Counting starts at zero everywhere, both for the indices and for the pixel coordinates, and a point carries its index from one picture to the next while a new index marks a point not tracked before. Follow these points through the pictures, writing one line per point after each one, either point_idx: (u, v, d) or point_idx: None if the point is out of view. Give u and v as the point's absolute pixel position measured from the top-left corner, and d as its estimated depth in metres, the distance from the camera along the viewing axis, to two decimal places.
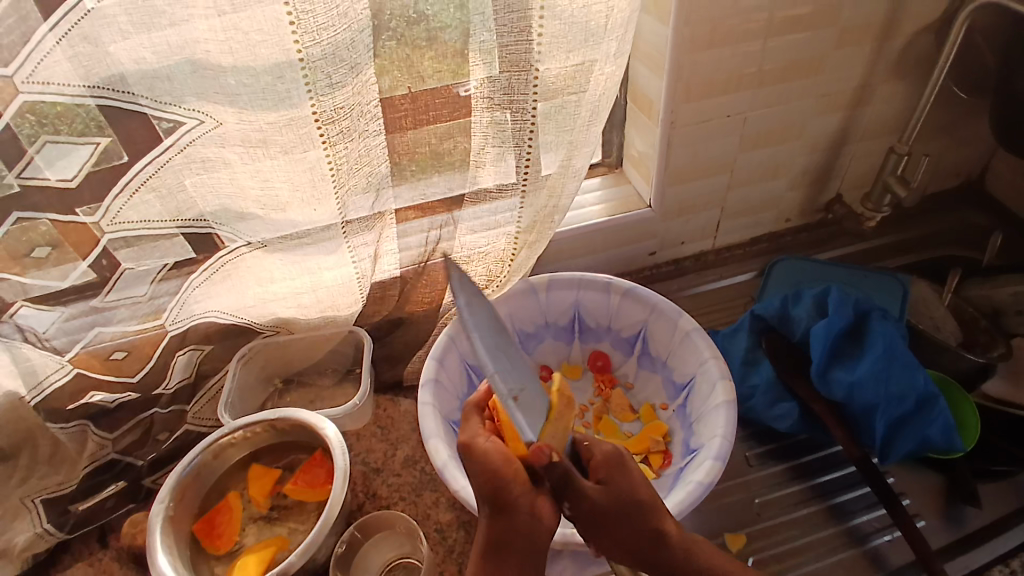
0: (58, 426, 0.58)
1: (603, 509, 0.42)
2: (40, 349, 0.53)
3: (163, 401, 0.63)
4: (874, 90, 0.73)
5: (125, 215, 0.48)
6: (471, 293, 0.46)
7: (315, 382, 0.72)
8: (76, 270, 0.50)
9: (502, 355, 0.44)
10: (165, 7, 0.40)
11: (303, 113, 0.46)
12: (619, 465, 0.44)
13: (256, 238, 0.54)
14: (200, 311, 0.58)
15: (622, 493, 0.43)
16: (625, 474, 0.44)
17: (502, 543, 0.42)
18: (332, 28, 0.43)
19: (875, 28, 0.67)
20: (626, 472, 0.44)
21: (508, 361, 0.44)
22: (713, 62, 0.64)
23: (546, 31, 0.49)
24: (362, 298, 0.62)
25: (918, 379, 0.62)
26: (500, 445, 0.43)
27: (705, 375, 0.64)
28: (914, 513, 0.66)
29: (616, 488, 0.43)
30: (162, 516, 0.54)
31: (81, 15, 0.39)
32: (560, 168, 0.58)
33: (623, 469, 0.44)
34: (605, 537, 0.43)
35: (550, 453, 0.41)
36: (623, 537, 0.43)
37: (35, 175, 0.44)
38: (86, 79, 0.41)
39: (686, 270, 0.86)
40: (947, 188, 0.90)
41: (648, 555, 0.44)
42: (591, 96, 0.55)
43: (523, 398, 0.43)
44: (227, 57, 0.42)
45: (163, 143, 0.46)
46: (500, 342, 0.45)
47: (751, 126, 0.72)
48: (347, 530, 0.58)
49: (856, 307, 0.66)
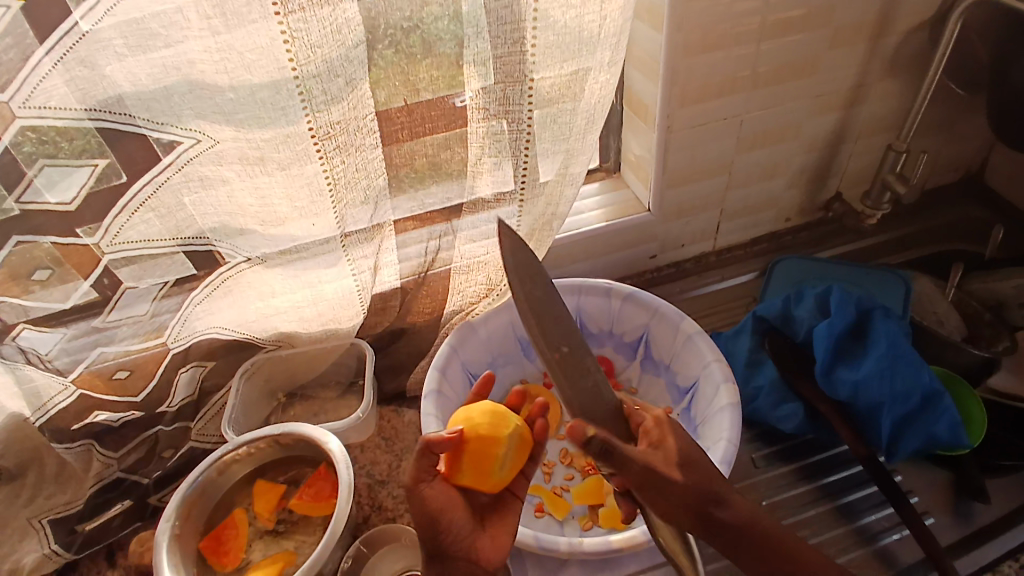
0: (64, 446, 0.58)
1: (655, 466, 0.46)
2: (43, 370, 0.54)
3: (167, 418, 0.63)
4: (870, 88, 0.73)
5: (126, 235, 0.48)
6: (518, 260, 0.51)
7: (318, 395, 0.72)
8: (77, 291, 0.50)
9: (545, 318, 0.51)
10: (161, 30, 0.40)
11: (299, 130, 0.46)
12: (668, 427, 0.50)
13: (256, 254, 0.55)
14: (202, 328, 0.58)
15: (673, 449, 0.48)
16: (676, 434, 0.49)
17: None
18: (325, 47, 0.43)
19: (871, 26, 0.67)
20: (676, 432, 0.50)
21: (551, 323, 0.51)
22: (708, 66, 0.64)
23: (540, 41, 0.49)
24: (363, 311, 0.62)
25: (923, 377, 0.62)
26: (436, 494, 0.48)
27: (708, 378, 0.64)
28: (922, 511, 0.66)
29: (666, 445, 0.48)
30: (169, 535, 0.54)
31: (77, 39, 0.39)
32: (557, 176, 0.58)
33: (672, 431, 0.50)
34: (659, 494, 0.45)
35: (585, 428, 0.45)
36: (676, 496, 0.45)
37: (35, 199, 0.44)
38: (84, 102, 0.41)
39: (686, 272, 0.86)
40: (946, 183, 0.90)
41: (706, 515, 0.46)
42: (587, 103, 0.55)
43: (566, 355, 0.51)
44: (223, 77, 0.43)
45: (162, 162, 0.46)
46: (543, 307, 0.51)
47: (749, 127, 0.71)
48: (352, 545, 0.59)
49: (858, 306, 0.66)
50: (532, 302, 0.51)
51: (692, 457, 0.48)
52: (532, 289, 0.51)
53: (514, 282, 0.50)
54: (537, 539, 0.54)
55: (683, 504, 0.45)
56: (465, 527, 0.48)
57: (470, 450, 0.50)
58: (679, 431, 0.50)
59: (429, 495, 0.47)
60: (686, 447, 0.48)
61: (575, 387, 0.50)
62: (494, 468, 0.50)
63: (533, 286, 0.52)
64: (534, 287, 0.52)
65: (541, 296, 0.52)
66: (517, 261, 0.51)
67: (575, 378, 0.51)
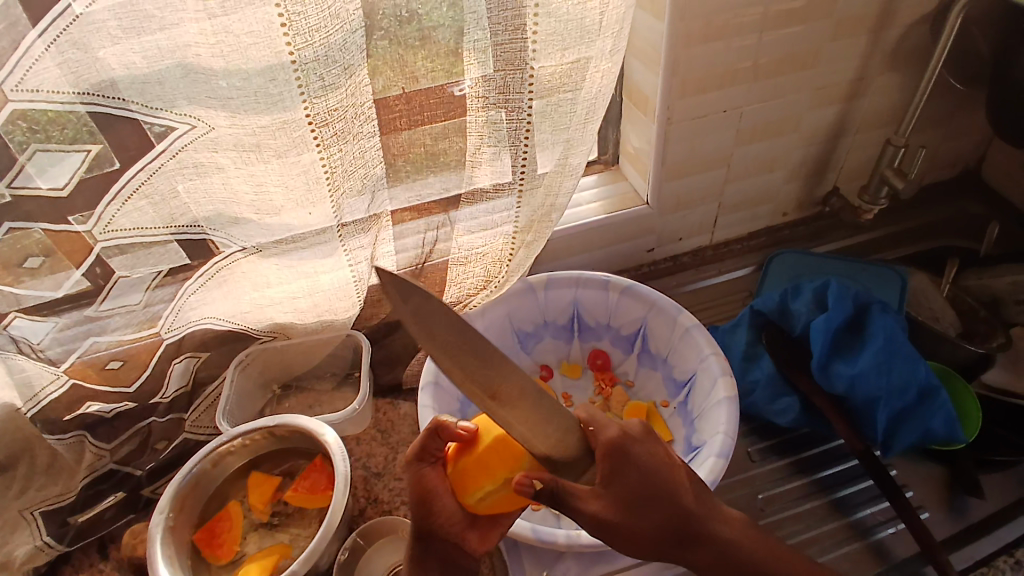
0: (55, 437, 0.57)
1: (607, 520, 0.43)
2: (34, 360, 0.53)
3: (160, 409, 0.62)
4: (869, 81, 0.73)
5: (119, 222, 0.47)
6: (413, 298, 0.40)
7: (313, 387, 0.71)
8: (70, 279, 0.49)
9: (470, 355, 0.42)
10: (155, 12, 0.39)
11: (296, 116, 0.45)
12: (620, 457, 0.44)
13: (251, 243, 0.54)
14: (196, 318, 0.57)
15: (625, 490, 0.44)
16: (630, 467, 0.44)
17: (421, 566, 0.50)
18: (324, 30, 0.42)
19: (870, 19, 0.67)
20: (629, 462, 0.44)
21: (478, 356, 0.42)
22: (707, 57, 0.64)
23: (540, 29, 0.49)
24: (359, 302, 0.62)
25: (919, 371, 0.62)
26: (432, 478, 0.49)
27: (706, 371, 0.63)
28: (918, 505, 0.66)
29: (619, 486, 0.44)
30: (162, 527, 0.54)
31: (71, 21, 0.38)
32: (557, 166, 0.58)
33: (626, 462, 0.44)
34: (611, 538, 0.44)
35: (531, 483, 0.43)
36: (632, 536, 0.45)
37: (26, 184, 0.43)
38: (76, 85, 0.40)
39: (684, 265, 0.85)
40: (942, 178, 0.90)
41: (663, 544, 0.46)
42: (587, 93, 0.54)
43: (502, 393, 0.42)
44: (219, 61, 0.42)
45: (156, 148, 0.45)
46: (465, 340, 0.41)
47: (747, 120, 0.71)
48: (349, 537, 0.58)
49: (856, 300, 0.66)
50: (451, 350, 0.40)
51: (646, 486, 0.45)
52: (452, 337, 0.41)
53: (427, 342, 0.39)
54: (535, 531, 0.54)
55: (640, 542, 0.45)
56: (455, 515, 0.48)
57: (470, 457, 0.48)
58: (635, 455, 0.45)
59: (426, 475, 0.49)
60: (641, 481, 0.44)
61: (530, 421, 0.44)
62: (472, 490, 0.47)
63: (451, 334, 0.41)
64: (454, 335, 0.41)
65: (462, 343, 0.41)
66: (419, 307, 0.40)
67: (521, 423, 0.43)
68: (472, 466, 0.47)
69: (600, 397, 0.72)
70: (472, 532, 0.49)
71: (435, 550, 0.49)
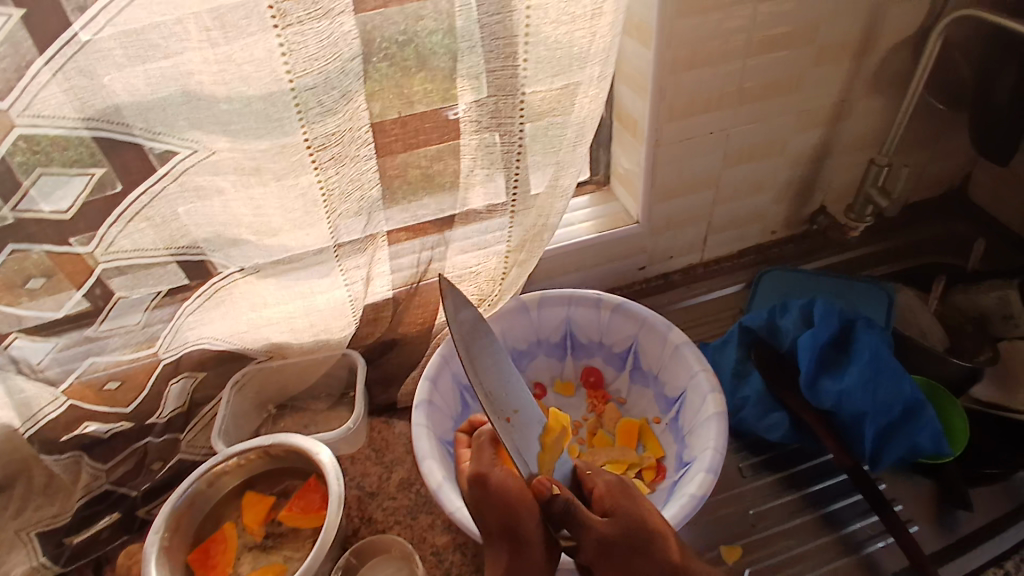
0: (52, 457, 0.58)
1: (615, 540, 0.45)
2: (34, 380, 0.54)
3: (156, 429, 0.63)
4: (849, 105, 0.75)
5: (120, 244, 0.49)
6: (463, 313, 0.51)
7: (308, 407, 0.72)
8: (70, 299, 0.50)
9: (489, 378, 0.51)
10: (160, 41, 0.41)
11: (295, 141, 0.47)
12: (622, 495, 0.47)
13: (249, 263, 0.55)
14: (194, 339, 0.58)
15: (628, 518, 0.46)
16: (632, 501, 0.47)
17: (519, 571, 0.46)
18: (322, 59, 0.44)
19: (849, 45, 0.69)
20: (629, 497, 0.47)
21: (500, 384, 0.52)
22: (693, 83, 0.66)
23: (530, 56, 0.51)
24: (355, 321, 0.63)
25: (904, 387, 0.63)
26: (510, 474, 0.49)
27: (696, 387, 0.64)
28: (907, 519, 0.67)
29: (622, 515, 0.46)
30: (157, 547, 0.54)
31: (77, 49, 0.39)
32: (548, 188, 0.59)
33: (627, 498, 0.47)
34: (614, 572, 0.45)
35: (550, 487, 0.45)
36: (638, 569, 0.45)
37: (31, 207, 0.45)
38: (81, 111, 0.42)
39: (674, 284, 0.87)
40: (926, 197, 0.92)
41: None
42: (576, 117, 0.56)
43: (513, 420, 0.50)
44: (221, 88, 0.43)
45: (157, 173, 0.46)
46: (487, 365, 0.51)
47: (732, 143, 0.73)
48: (342, 556, 0.59)
49: (840, 317, 0.67)
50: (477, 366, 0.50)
51: (648, 526, 0.46)
52: (488, 357, 0.52)
53: (463, 350, 0.50)
54: None
55: None
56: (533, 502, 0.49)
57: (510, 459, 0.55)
58: (635, 495, 0.48)
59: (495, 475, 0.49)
60: (643, 515, 0.46)
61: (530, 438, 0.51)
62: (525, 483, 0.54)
63: (486, 356, 0.52)
64: (485, 356, 0.52)
65: (489, 363, 0.52)
66: (467, 326, 0.51)
67: (525, 447, 0.50)
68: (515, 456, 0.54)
69: (593, 415, 0.73)
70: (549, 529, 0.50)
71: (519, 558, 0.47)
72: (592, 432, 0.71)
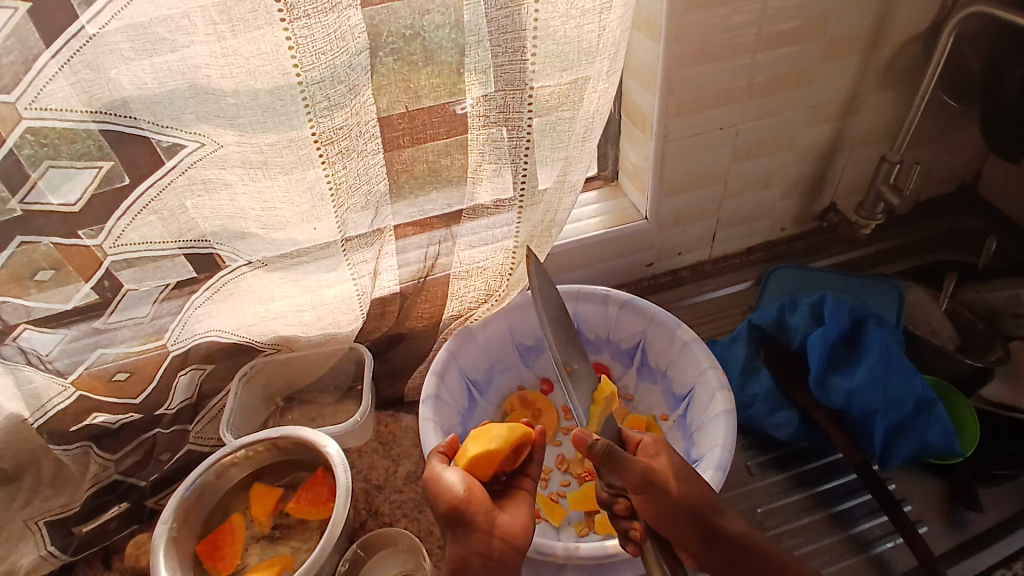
0: (61, 448, 0.58)
1: (661, 473, 0.51)
2: (42, 371, 0.54)
3: (165, 421, 0.63)
4: (863, 99, 0.74)
5: (128, 237, 0.49)
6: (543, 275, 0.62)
7: (316, 400, 0.72)
8: (79, 292, 0.51)
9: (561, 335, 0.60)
10: (167, 35, 0.41)
11: (303, 135, 0.47)
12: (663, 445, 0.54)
13: (256, 257, 0.55)
14: (202, 331, 0.58)
15: (669, 460, 0.53)
16: (671, 451, 0.54)
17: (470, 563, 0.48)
18: (330, 52, 0.43)
19: (863, 38, 0.68)
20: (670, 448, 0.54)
21: (568, 342, 0.61)
22: (705, 77, 0.65)
23: (539, 50, 0.50)
24: (363, 316, 0.63)
25: (916, 385, 0.62)
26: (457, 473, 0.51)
27: (704, 384, 0.64)
28: (916, 519, 0.66)
29: (664, 457, 0.53)
30: (165, 537, 0.54)
31: (84, 42, 0.39)
32: (556, 183, 0.59)
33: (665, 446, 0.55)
34: (658, 506, 0.50)
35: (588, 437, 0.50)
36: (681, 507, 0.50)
37: (39, 200, 0.45)
38: (89, 104, 0.42)
39: (683, 280, 0.86)
40: (940, 193, 0.91)
41: (698, 533, 0.51)
42: (585, 112, 0.55)
43: (573, 372, 0.59)
44: (228, 82, 0.43)
45: (165, 166, 0.46)
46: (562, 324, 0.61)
47: (743, 138, 0.72)
48: (350, 548, 0.59)
49: (851, 314, 0.66)
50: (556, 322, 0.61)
51: (688, 474, 0.52)
52: (557, 317, 0.61)
53: (541, 301, 0.60)
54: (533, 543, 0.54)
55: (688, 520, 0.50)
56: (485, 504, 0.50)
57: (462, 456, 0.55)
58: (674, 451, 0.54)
59: (445, 475, 0.51)
60: (682, 461, 0.53)
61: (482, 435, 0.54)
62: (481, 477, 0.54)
63: (559, 315, 0.62)
64: (558, 316, 0.61)
65: (560, 323, 0.61)
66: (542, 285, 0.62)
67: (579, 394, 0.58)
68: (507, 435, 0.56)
69: None
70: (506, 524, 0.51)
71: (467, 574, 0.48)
72: None
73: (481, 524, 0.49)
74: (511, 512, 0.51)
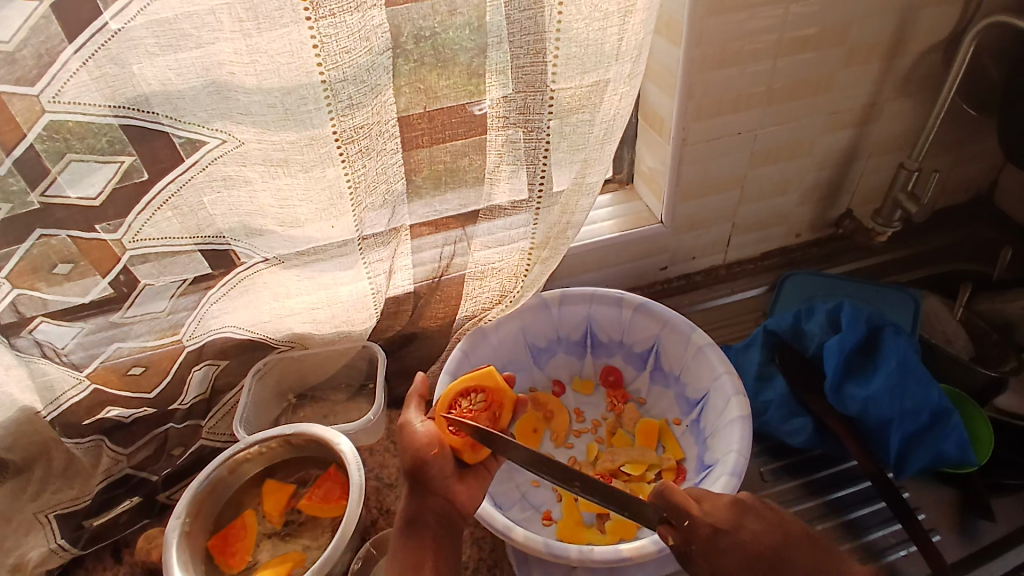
0: (72, 441, 0.59)
1: (740, 553, 0.43)
2: (57, 364, 0.54)
3: (177, 415, 0.63)
4: (882, 107, 0.74)
5: (146, 233, 0.49)
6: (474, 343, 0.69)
7: (328, 398, 0.72)
8: (96, 286, 0.51)
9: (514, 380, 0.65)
10: (192, 31, 0.41)
11: (323, 133, 0.47)
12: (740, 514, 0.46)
13: (273, 254, 0.55)
14: (217, 326, 0.59)
15: (745, 531, 0.44)
16: (752, 518, 0.45)
17: (417, 519, 0.50)
18: (353, 52, 0.43)
19: (883, 46, 0.68)
20: (749, 519, 0.45)
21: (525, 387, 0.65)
22: (723, 81, 0.65)
23: (561, 53, 0.50)
24: (377, 314, 0.62)
25: (933, 395, 0.62)
26: (431, 428, 0.53)
27: (719, 390, 0.64)
28: (930, 528, 0.66)
29: (742, 532, 0.44)
30: (178, 532, 0.54)
31: (109, 37, 0.39)
32: (573, 185, 0.58)
33: (747, 513, 0.46)
34: None
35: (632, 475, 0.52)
36: None
37: (58, 194, 0.45)
38: (111, 99, 0.42)
39: (697, 284, 0.86)
40: (956, 202, 0.90)
41: None
42: (605, 115, 0.55)
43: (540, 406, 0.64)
44: (251, 79, 0.43)
45: (186, 162, 0.47)
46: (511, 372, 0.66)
47: (760, 143, 0.72)
48: (362, 546, 0.59)
49: (868, 323, 0.66)
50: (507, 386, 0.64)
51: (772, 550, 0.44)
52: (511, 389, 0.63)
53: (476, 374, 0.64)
54: (547, 544, 0.54)
55: None
56: (448, 470, 0.53)
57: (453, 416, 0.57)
58: (754, 516, 0.46)
59: (421, 429, 0.52)
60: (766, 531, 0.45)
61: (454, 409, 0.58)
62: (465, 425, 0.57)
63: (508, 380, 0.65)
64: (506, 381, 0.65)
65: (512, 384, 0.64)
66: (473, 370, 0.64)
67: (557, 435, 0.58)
68: (496, 416, 0.59)
69: (612, 414, 0.72)
70: (461, 487, 0.54)
71: (416, 549, 0.49)
72: (611, 431, 0.71)
73: (439, 487, 0.52)
74: (470, 484, 0.54)
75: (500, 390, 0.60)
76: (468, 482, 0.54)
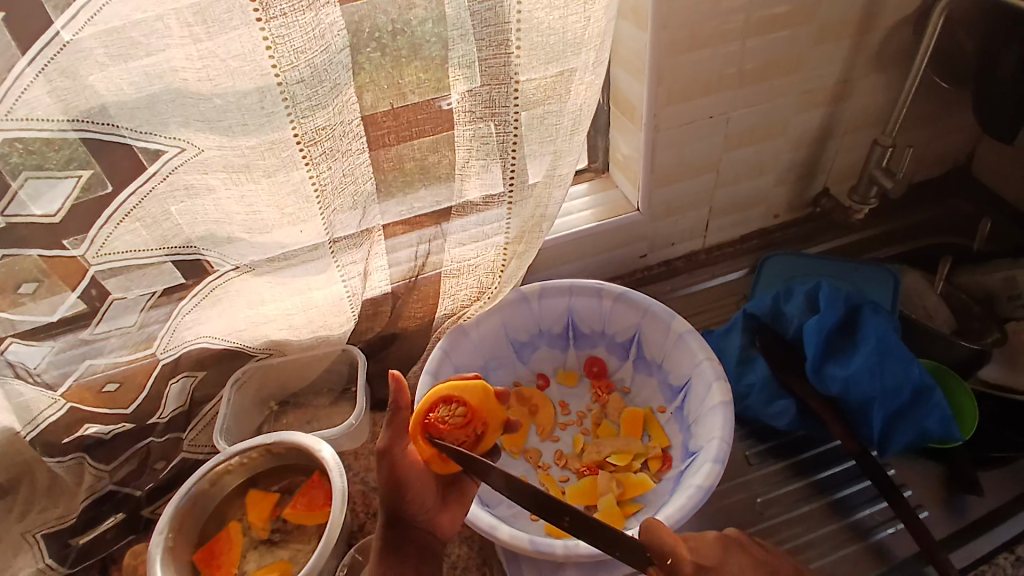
0: (55, 460, 0.57)
1: None
2: (32, 384, 0.53)
3: (158, 429, 0.63)
4: (854, 83, 0.74)
5: (113, 244, 0.48)
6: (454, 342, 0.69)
7: (311, 403, 0.72)
8: (64, 303, 0.50)
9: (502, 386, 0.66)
10: (142, 39, 0.40)
11: (285, 136, 0.46)
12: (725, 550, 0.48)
13: (244, 262, 0.54)
14: (192, 337, 0.58)
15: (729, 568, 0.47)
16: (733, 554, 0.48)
17: (394, 553, 0.51)
18: (309, 51, 0.42)
19: (853, 22, 0.68)
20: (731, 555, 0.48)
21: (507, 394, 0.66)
22: (693, 66, 0.64)
23: (523, 44, 0.49)
24: (354, 317, 0.62)
25: (913, 370, 0.62)
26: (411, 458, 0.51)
27: (700, 376, 0.64)
28: (916, 504, 0.66)
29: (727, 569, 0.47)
30: (162, 547, 0.54)
31: (58, 49, 0.38)
32: (546, 176, 0.58)
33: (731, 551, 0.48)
34: None
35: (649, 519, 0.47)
36: None
37: (20, 211, 0.44)
38: (67, 112, 0.41)
39: (677, 270, 0.86)
40: (932, 176, 0.90)
41: None
42: (573, 105, 0.54)
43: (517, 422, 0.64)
44: (206, 85, 0.42)
45: (147, 171, 0.45)
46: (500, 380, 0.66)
47: (733, 126, 0.72)
48: (348, 553, 0.59)
49: (847, 301, 0.66)
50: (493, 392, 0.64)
51: None
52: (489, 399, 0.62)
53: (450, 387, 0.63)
54: (532, 542, 0.54)
55: None
56: (430, 501, 0.52)
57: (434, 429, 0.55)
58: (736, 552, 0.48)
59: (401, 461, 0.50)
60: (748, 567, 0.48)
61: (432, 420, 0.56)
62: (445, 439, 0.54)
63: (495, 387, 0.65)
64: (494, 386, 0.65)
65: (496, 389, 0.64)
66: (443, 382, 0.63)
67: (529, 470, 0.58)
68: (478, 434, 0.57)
69: (597, 405, 0.72)
70: (443, 516, 0.53)
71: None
72: (596, 422, 0.70)
73: (421, 520, 0.52)
74: (451, 509, 0.54)
75: (482, 409, 0.58)
76: (450, 508, 0.54)
